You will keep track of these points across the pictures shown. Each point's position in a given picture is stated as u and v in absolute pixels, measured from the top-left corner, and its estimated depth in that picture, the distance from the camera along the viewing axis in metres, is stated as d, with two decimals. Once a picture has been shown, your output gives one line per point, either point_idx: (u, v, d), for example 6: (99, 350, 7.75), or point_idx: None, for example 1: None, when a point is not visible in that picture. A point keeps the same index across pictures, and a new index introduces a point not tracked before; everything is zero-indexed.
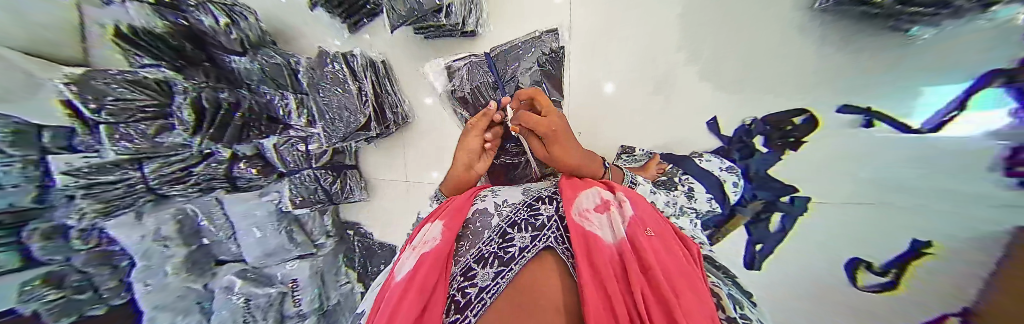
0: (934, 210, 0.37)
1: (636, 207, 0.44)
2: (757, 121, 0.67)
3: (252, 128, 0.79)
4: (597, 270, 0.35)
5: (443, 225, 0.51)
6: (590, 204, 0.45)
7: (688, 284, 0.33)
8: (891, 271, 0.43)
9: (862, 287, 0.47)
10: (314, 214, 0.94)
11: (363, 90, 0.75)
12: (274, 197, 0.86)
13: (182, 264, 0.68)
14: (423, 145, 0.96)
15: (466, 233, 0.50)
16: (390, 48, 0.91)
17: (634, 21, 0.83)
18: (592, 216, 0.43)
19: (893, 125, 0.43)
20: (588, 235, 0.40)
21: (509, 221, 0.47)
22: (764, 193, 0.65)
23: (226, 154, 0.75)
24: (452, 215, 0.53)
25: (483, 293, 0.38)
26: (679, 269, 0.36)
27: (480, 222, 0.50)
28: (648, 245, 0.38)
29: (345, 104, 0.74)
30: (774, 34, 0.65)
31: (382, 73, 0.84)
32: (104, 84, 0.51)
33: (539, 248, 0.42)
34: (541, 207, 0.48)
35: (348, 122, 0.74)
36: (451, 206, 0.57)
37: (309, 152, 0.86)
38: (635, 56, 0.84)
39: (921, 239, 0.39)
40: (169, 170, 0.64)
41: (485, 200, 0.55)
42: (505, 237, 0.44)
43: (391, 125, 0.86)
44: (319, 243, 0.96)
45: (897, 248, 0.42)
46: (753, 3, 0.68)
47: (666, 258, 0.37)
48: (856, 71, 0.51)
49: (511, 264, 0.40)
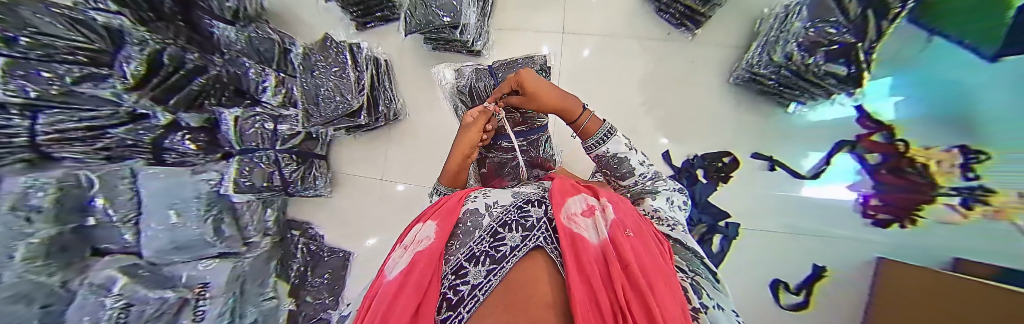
0: (860, 242, 0.65)
1: (621, 208, 0.35)
2: (698, 157, 0.91)
3: (210, 97, 0.70)
4: (582, 272, 0.24)
5: (438, 223, 0.38)
6: (577, 207, 0.34)
7: (676, 295, 0.24)
8: (803, 290, 0.71)
9: (783, 305, 0.74)
10: (253, 206, 0.79)
11: (362, 79, 0.76)
12: (213, 178, 0.67)
13: (45, 247, 0.41)
14: (411, 143, 1.02)
15: (459, 233, 0.36)
16: (395, 52, 1.00)
17: (610, 66, 0.98)
18: (581, 218, 0.32)
19: (790, 171, 0.80)
20: (575, 236, 0.29)
21: (499, 221, 0.34)
22: (707, 218, 0.85)
23: (165, 121, 0.62)
24: (446, 212, 0.40)
25: (477, 292, 0.24)
26: (666, 277, 0.26)
27: (473, 222, 0.36)
28: (636, 249, 0.28)
29: (340, 87, 0.73)
30: (706, 100, 0.92)
31: (383, 70, 0.88)
32: (35, 16, 0.36)
33: (527, 249, 0.29)
34: (529, 207, 0.36)
35: (333, 107, 0.72)
36: (451, 202, 0.42)
37: (276, 133, 0.81)
38: (612, 94, 0.98)
39: (819, 265, 0.69)
40: (79, 125, 0.48)
41: (475, 200, 0.41)
42: (495, 236, 0.32)
43: (381, 119, 0.92)
44: (252, 241, 0.79)
45: (805, 271, 0.72)
46: (693, 74, 0.93)
47: (653, 264, 0.27)
48: (780, 135, 0.84)
49: (504, 262, 0.27)
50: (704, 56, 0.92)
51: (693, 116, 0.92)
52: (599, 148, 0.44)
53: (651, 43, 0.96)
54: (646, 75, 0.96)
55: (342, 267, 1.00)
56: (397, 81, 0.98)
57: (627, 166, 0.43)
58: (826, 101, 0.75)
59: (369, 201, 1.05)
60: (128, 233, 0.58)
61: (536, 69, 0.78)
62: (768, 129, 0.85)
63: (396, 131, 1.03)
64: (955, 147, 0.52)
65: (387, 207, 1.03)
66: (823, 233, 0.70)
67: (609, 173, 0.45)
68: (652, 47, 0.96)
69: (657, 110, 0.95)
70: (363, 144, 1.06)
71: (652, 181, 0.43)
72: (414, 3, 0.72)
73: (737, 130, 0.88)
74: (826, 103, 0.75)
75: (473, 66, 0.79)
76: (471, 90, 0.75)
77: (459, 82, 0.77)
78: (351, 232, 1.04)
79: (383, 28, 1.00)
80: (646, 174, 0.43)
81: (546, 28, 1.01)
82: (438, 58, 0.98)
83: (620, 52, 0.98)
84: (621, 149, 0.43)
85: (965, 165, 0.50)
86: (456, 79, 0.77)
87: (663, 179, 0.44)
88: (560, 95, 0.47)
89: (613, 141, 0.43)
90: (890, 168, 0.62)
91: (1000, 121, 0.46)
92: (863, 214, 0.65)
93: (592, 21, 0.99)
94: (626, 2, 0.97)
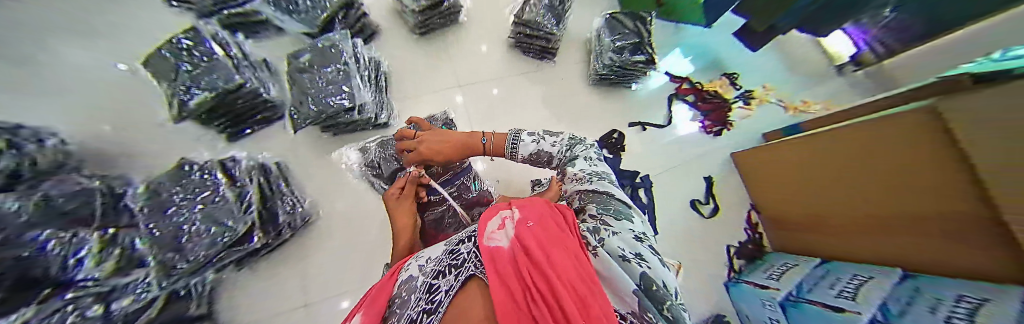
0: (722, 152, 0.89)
1: (529, 203, 0.32)
2: (601, 141, 1.04)
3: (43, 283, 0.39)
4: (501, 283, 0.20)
5: (362, 312, 0.27)
6: (494, 223, 0.29)
7: (579, 260, 0.23)
8: (710, 197, 0.99)
9: (705, 213, 0.98)
10: None
11: (246, 195, 0.67)
12: None
13: None
14: (333, 242, 0.87)
15: (396, 307, 0.26)
16: (286, 151, 0.91)
17: (505, 97, 1.13)
18: (499, 229, 0.28)
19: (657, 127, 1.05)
20: (493, 249, 0.25)
21: (434, 271, 0.28)
22: (628, 182, 0.98)
23: None
24: (375, 293, 0.30)
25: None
26: (569, 247, 0.25)
27: (408, 289, 0.28)
28: (539, 234, 0.25)
29: (214, 211, 0.60)
30: (586, 95, 1.13)
31: (274, 175, 0.78)
32: None
33: (463, 281, 0.24)
34: (461, 246, 0.30)
35: (205, 244, 0.59)
36: (381, 282, 0.33)
37: (110, 315, 0.50)
38: (518, 118, 1.10)
39: (708, 176, 1.01)
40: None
41: (411, 265, 0.33)
42: (429, 289, 0.25)
43: (285, 230, 0.78)
44: None
45: (704, 184, 1.00)
46: (569, 82, 1.15)
47: (564, 244, 0.25)
48: (645, 104, 1.08)
49: (438, 308, 0.21)
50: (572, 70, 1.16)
51: (583, 111, 1.10)
52: (518, 152, 0.55)
53: (529, 72, 1.17)
54: (536, 94, 1.13)
55: None
56: (297, 180, 0.88)
57: (545, 152, 0.53)
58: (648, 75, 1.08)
59: None
60: None
61: (444, 122, 0.86)
62: (632, 102, 1.09)
63: (309, 238, 0.86)
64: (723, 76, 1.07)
65: None
66: (698, 154, 1.03)
67: (538, 163, 0.56)
68: (535, 76, 1.16)
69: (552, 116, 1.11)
70: (263, 274, 0.82)
71: (570, 148, 0.52)
72: (297, 97, 0.72)
73: (614, 109, 1.10)
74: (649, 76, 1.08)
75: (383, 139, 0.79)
76: (382, 160, 0.73)
77: (368, 156, 0.75)
78: None
79: (261, 132, 0.91)
80: (561, 149, 0.52)
81: (440, 86, 1.11)
82: (343, 141, 0.94)
83: (517, 86, 1.14)
84: (533, 146, 0.53)
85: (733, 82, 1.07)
86: (365, 156, 0.76)
87: (578, 144, 0.51)
88: (461, 145, 0.58)
89: (522, 145, 0.54)
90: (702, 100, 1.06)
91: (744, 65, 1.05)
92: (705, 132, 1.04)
93: (479, 69, 1.16)
94: (498, 50, 1.19)
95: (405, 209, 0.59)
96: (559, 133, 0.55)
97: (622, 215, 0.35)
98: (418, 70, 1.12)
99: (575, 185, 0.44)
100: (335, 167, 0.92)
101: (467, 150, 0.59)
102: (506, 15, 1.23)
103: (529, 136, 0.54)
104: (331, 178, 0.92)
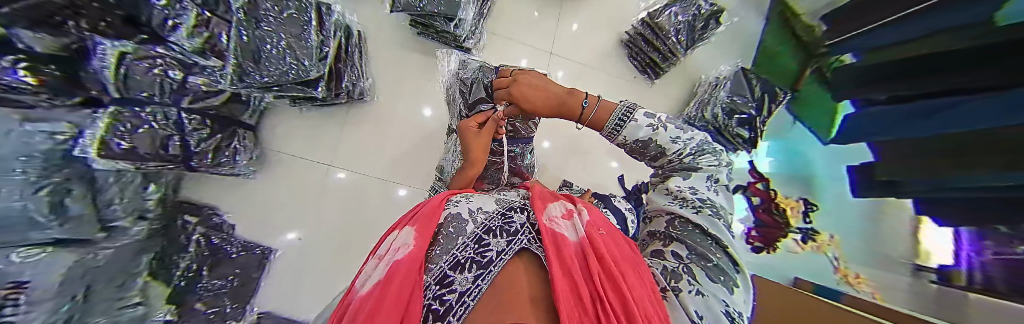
0: None
1: (590, 209, 0.34)
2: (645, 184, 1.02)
3: (85, 18, 0.40)
4: (560, 265, 0.23)
5: (416, 229, 0.29)
6: (556, 210, 0.32)
7: (642, 273, 0.25)
8: None
9: None
10: (123, 183, 0.57)
11: (325, 48, 0.71)
12: (62, 131, 0.44)
13: None
14: (375, 127, 0.94)
15: (440, 238, 0.28)
16: (371, 24, 0.92)
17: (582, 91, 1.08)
18: (560, 219, 0.30)
19: None
20: (556, 235, 0.27)
21: (483, 227, 0.29)
22: None
23: (78, 99, 0.45)
24: (426, 215, 0.31)
25: (465, 300, 0.19)
26: (639, 268, 0.25)
27: (456, 227, 0.29)
28: (608, 245, 0.27)
29: (292, 34, 0.63)
30: None
31: (355, 42, 0.84)
32: None
33: (514, 251, 0.25)
34: (513, 213, 0.31)
35: (278, 69, 0.63)
36: (430, 205, 0.34)
37: (185, 85, 0.61)
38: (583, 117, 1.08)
39: None
40: (25, 81, 0.37)
41: (458, 204, 0.34)
42: (479, 241, 0.26)
43: (343, 95, 0.82)
44: (115, 226, 0.55)
45: None
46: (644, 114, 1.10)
47: (625, 257, 0.26)
48: None
49: (491, 267, 0.23)
50: (654, 102, 1.14)
51: None
52: (619, 137, 0.38)
53: (619, 83, 1.11)
54: None
55: (257, 267, 0.81)
56: (370, 56, 0.91)
57: (655, 148, 0.36)
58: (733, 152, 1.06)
59: (295, 192, 0.89)
60: None
61: None
62: None
63: (359, 114, 0.93)
64: (802, 199, 0.78)
65: (336, 198, 0.91)
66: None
67: (637, 155, 0.39)
68: (622, 87, 1.12)
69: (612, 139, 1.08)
70: (310, 121, 0.91)
71: (695, 157, 0.36)
72: None
73: None
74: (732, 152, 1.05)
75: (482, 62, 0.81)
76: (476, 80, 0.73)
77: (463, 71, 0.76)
78: (270, 224, 0.87)
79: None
80: (683, 151, 0.35)
81: (536, 45, 1.06)
82: (424, 46, 0.96)
83: (592, 81, 1.10)
84: (648, 131, 0.36)
85: (804, 212, 0.76)
86: (460, 67, 0.78)
87: (709, 153, 0.35)
88: (555, 99, 0.44)
89: (630, 126, 0.36)
90: (765, 209, 0.87)
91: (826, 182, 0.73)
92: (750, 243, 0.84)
93: (578, 51, 1.10)
94: (603, 43, 1.11)
95: (481, 139, 0.56)
96: (687, 129, 0.37)
97: (727, 279, 0.25)
98: (525, 17, 1.06)
99: (670, 204, 0.33)
100: (408, 65, 0.95)
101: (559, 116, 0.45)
102: (635, 12, 1.13)
103: (647, 118, 0.36)
104: (399, 72, 0.95)
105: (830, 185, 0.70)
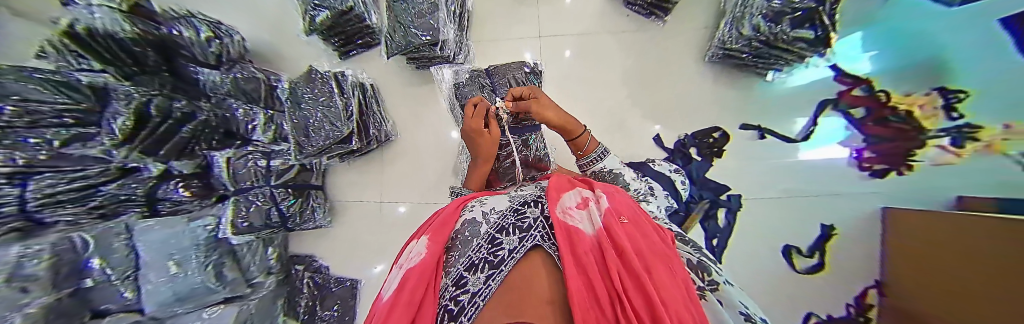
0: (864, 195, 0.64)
1: (610, 192, 0.32)
2: (688, 136, 0.95)
3: (188, 148, 0.65)
4: (574, 261, 0.21)
5: (431, 237, 0.31)
6: (571, 200, 0.29)
7: (672, 268, 0.23)
8: (817, 251, 0.71)
9: (798, 268, 0.74)
10: (255, 246, 0.78)
11: (350, 106, 0.81)
12: (209, 223, 0.66)
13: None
14: (409, 160, 1.05)
15: (456, 244, 0.30)
16: (379, 74, 1.05)
17: (581, 66, 1.03)
18: (575, 208, 0.28)
19: (781, 138, 0.83)
20: (571, 229, 0.25)
21: (496, 226, 0.29)
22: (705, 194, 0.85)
23: (213, 198, 0.71)
24: (440, 223, 0.33)
25: (475, 300, 0.20)
26: (668, 264, 0.24)
27: (470, 231, 0.30)
28: (631, 235, 0.25)
29: (318, 104, 0.78)
30: (677, 90, 0.98)
31: (370, 94, 0.93)
32: None
33: (525, 250, 0.25)
34: (526, 209, 0.30)
35: (323, 137, 0.77)
36: (445, 213, 0.35)
37: (269, 167, 0.80)
38: (590, 90, 1.02)
39: (827, 224, 0.70)
40: (184, 194, 0.64)
41: (473, 208, 0.35)
42: (492, 241, 0.27)
43: (373, 141, 0.95)
44: (255, 282, 0.76)
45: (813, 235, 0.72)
46: (662, 68, 0.99)
47: (650, 247, 0.25)
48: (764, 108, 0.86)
49: (502, 266, 0.23)
50: (677, 47, 0.99)
51: (667, 112, 0.98)
52: (597, 165, 0.49)
53: (625, 39, 1.01)
54: (616, 72, 1.01)
55: (351, 296, 0.99)
56: (385, 102, 1.04)
57: (622, 181, 0.46)
58: (800, 65, 0.81)
59: (363, 229, 1.05)
60: (127, 290, 0.49)
61: (524, 73, 0.81)
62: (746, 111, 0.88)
63: (392, 154, 1.06)
64: (936, 89, 0.56)
65: (395, 229, 1.04)
66: (804, 194, 0.75)
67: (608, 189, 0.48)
68: (628, 40, 1.01)
69: (627, 108, 1.01)
70: (358, 171, 1.07)
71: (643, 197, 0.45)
72: (392, 27, 0.76)
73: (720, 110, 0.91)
74: (800, 66, 0.81)
75: (472, 73, 0.83)
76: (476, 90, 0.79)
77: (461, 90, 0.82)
78: (351, 260, 1.03)
79: (363, 54, 1.04)
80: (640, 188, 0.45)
81: (525, 34, 1.04)
82: (425, 76, 1.04)
83: (598, 47, 1.03)
84: (616, 166, 0.48)
85: (948, 105, 0.55)
86: (456, 83, 0.83)
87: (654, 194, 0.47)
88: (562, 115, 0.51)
89: (610, 157, 0.49)
90: (877, 120, 0.67)
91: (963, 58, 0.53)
92: (860, 168, 0.68)
93: (568, 24, 1.04)
94: (595, 3, 1.03)
95: (492, 139, 0.58)
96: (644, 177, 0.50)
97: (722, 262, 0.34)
98: (506, 13, 1.06)
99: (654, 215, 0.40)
100: (415, 101, 1.05)
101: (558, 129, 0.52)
102: None
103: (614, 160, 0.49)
104: (412, 107, 1.05)
105: (967, 59, 0.52)
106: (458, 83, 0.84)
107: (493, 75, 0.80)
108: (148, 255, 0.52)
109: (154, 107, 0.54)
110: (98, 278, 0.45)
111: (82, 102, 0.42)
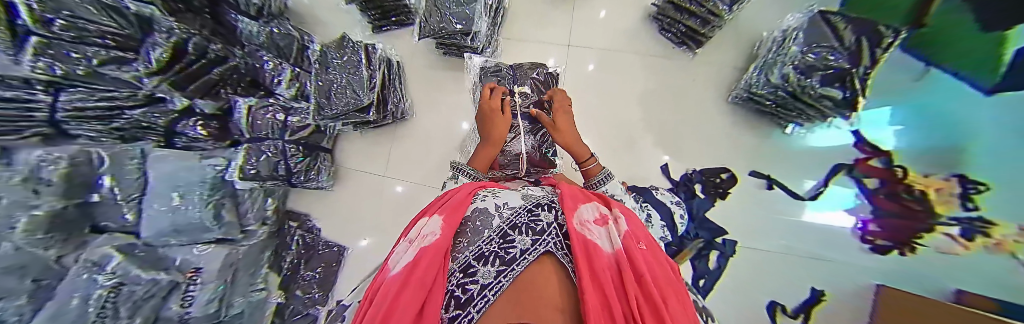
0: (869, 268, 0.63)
1: (628, 216, 0.32)
2: (694, 172, 0.95)
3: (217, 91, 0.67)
4: (590, 276, 0.22)
5: (443, 220, 0.32)
6: (589, 213, 0.30)
7: (684, 302, 0.24)
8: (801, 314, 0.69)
9: None
10: (253, 194, 0.78)
11: (374, 78, 0.83)
12: (218, 164, 0.66)
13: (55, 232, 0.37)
14: (418, 141, 1.07)
15: (467, 231, 0.30)
16: (406, 54, 1.07)
17: (604, 82, 1.03)
18: (593, 224, 0.28)
19: (788, 192, 0.84)
20: (588, 242, 0.25)
21: (509, 222, 0.29)
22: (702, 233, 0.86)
23: (227, 142, 0.73)
24: (452, 207, 0.34)
25: (485, 292, 0.20)
26: (680, 296, 0.24)
27: (481, 222, 0.31)
28: (648, 262, 0.26)
29: (345, 71, 0.80)
30: (693, 123, 0.98)
31: (394, 71, 0.95)
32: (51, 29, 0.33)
33: (537, 253, 0.25)
34: (540, 211, 0.30)
35: (344, 102, 0.78)
36: (458, 199, 0.36)
37: (286, 123, 0.86)
38: (608, 108, 1.02)
39: (817, 289, 0.68)
40: (200, 133, 0.66)
41: (485, 199, 0.35)
42: (504, 237, 0.27)
43: (389, 116, 0.96)
44: (249, 229, 0.77)
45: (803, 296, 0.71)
46: (683, 99, 0.99)
47: (664, 277, 0.25)
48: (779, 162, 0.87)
49: (513, 264, 0.23)
50: (703, 83, 0.99)
51: (680, 144, 0.98)
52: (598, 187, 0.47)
53: (652, 63, 1.02)
54: (636, 95, 1.02)
55: (336, 261, 1.01)
56: (407, 80, 1.06)
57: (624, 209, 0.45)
58: (822, 125, 0.81)
59: (359, 200, 1.07)
60: (129, 213, 0.51)
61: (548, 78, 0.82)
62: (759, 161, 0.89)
63: (403, 133, 1.08)
64: (953, 176, 0.55)
65: (391, 206, 1.05)
66: (818, 257, 0.71)
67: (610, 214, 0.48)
68: (653, 65, 1.02)
69: (642, 132, 1.00)
70: (368, 142, 1.09)
71: None
72: (428, 10, 0.78)
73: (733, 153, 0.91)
74: (822, 126, 0.81)
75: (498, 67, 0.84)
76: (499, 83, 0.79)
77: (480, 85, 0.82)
78: (342, 226, 1.05)
79: (395, 32, 1.07)
80: None
81: (555, 41, 1.06)
82: (450, 63, 1.06)
83: (622, 66, 1.03)
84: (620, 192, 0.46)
85: (961, 194, 0.53)
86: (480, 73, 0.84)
87: None
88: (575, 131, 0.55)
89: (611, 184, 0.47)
90: (888, 193, 0.66)
91: (988, 153, 0.50)
92: (862, 240, 0.67)
93: (598, 43, 1.05)
94: (627, 23, 1.04)
95: (503, 124, 0.59)
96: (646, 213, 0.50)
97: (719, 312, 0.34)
98: (540, 17, 1.07)
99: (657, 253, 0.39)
100: (435, 86, 1.06)
101: (564, 145, 0.54)
102: None
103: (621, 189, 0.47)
104: (432, 91, 1.07)
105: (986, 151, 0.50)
106: (485, 72, 0.84)
107: (518, 73, 0.81)
108: (156, 182, 0.54)
109: (191, 45, 0.56)
110: (105, 195, 0.46)
111: (125, 29, 0.43)
